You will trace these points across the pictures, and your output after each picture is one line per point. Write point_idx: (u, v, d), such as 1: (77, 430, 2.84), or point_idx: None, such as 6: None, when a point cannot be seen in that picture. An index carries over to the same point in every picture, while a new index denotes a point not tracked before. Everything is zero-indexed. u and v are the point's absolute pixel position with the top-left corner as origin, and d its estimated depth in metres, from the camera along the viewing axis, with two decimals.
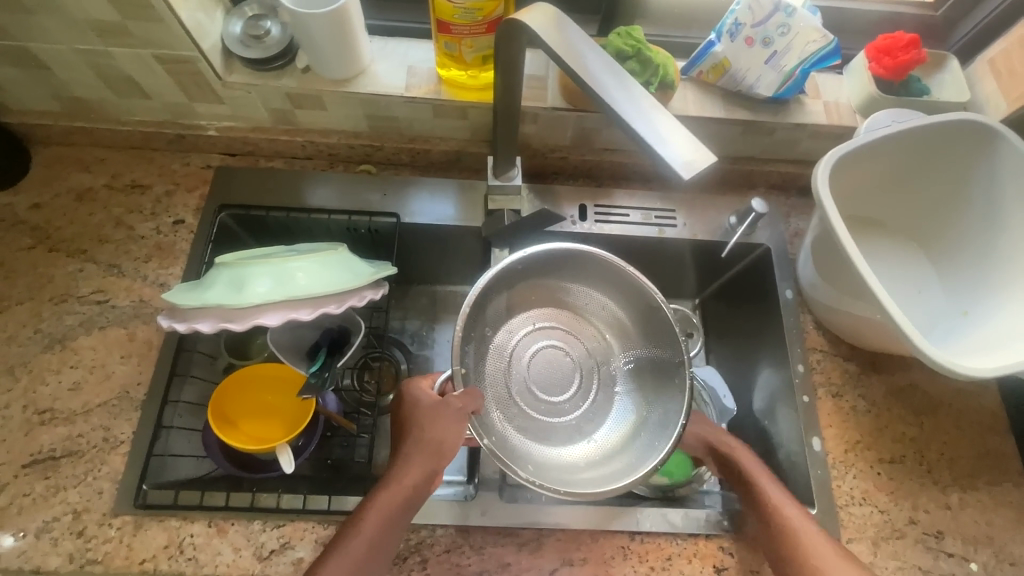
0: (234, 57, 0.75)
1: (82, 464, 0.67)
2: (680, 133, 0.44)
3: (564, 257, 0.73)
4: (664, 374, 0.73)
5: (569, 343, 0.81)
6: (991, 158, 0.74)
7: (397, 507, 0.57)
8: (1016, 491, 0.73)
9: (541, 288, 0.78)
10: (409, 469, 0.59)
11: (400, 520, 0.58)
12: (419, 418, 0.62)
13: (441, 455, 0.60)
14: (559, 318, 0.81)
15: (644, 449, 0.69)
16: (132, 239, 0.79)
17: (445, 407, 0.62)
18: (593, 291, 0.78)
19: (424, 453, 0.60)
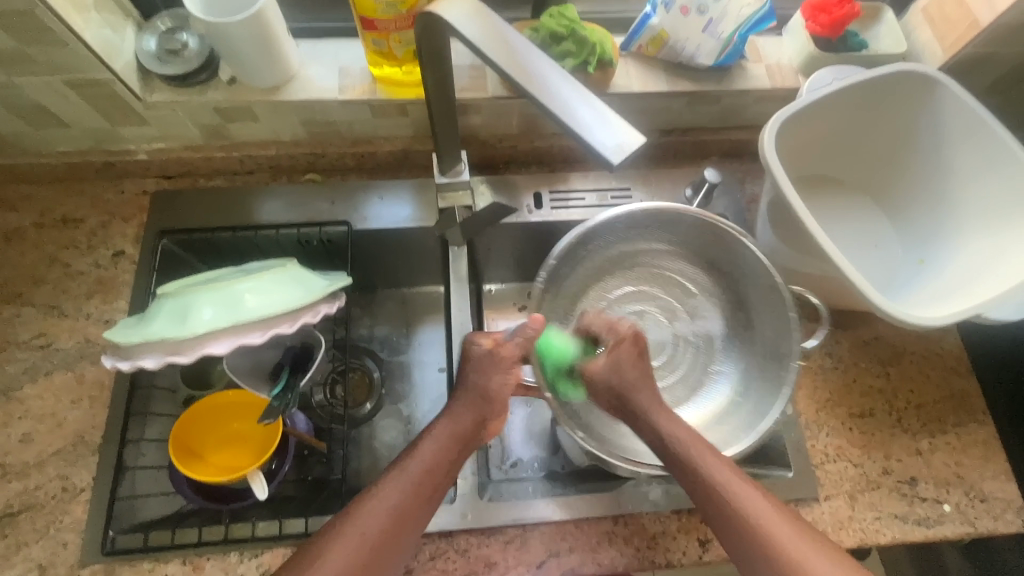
0: (153, 75, 0.71)
1: (43, 517, 0.64)
2: (608, 119, 0.43)
3: (660, 216, 0.74)
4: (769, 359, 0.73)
5: (664, 308, 0.81)
6: (934, 106, 0.74)
7: (445, 449, 0.58)
8: (982, 429, 0.75)
9: (622, 254, 0.79)
10: (463, 412, 0.60)
11: (450, 462, 0.58)
12: (473, 366, 0.63)
13: (486, 400, 0.61)
14: (649, 281, 0.81)
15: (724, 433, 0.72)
16: (70, 276, 0.76)
17: (506, 358, 0.63)
18: (702, 267, 0.79)
19: (479, 397, 0.61)
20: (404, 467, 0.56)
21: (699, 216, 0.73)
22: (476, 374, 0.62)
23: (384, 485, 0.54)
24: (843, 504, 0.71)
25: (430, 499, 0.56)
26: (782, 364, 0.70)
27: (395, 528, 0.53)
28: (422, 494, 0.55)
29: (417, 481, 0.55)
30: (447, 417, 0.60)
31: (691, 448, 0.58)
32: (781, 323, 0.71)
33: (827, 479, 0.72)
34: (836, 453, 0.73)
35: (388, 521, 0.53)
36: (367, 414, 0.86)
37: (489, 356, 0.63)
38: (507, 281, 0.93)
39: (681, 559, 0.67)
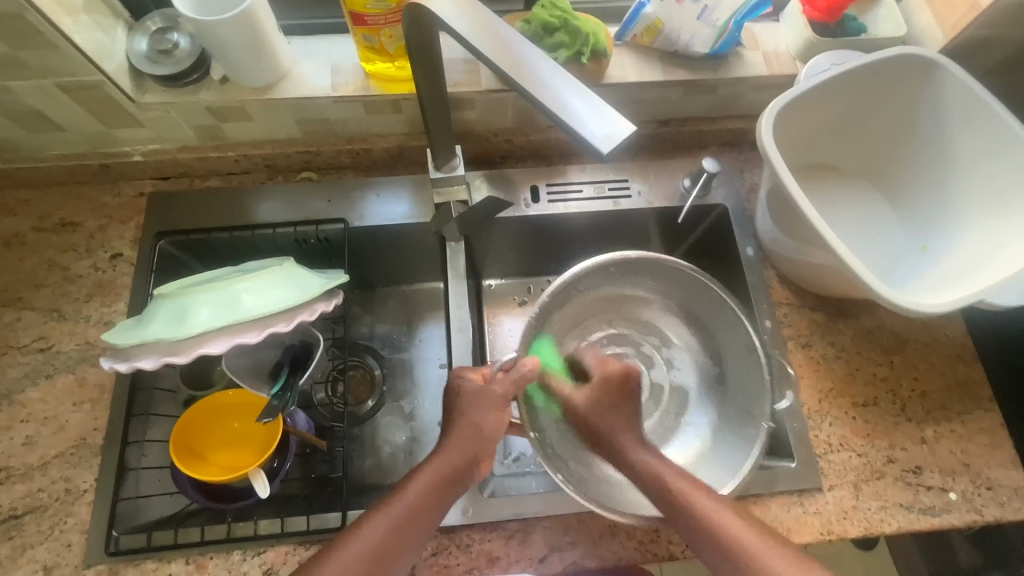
0: (145, 76, 0.71)
1: (47, 519, 0.65)
2: (598, 108, 0.43)
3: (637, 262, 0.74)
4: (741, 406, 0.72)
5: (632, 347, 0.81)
6: (935, 90, 0.73)
7: (434, 487, 0.56)
8: (988, 416, 0.74)
9: (609, 298, 0.79)
10: (453, 448, 0.59)
11: (438, 500, 0.56)
12: (460, 403, 0.62)
13: (479, 437, 0.60)
14: (628, 323, 0.82)
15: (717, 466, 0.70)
16: (69, 280, 0.76)
17: (493, 393, 0.63)
18: (664, 309, 0.80)
19: (472, 430, 0.60)
20: (390, 504, 0.55)
21: (688, 268, 0.73)
22: (470, 409, 0.61)
23: (371, 520, 0.54)
24: (847, 494, 0.70)
25: (414, 539, 0.54)
26: (752, 417, 0.70)
27: (375, 566, 0.51)
28: (407, 532, 0.54)
29: (403, 518, 0.54)
30: (437, 453, 0.59)
31: (658, 468, 0.59)
32: (752, 374, 0.71)
33: (830, 469, 0.71)
34: (839, 442, 0.73)
35: (369, 558, 0.51)
36: (370, 412, 0.86)
37: (475, 394, 0.62)
38: (508, 277, 0.92)
39: (684, 551, 0.67)
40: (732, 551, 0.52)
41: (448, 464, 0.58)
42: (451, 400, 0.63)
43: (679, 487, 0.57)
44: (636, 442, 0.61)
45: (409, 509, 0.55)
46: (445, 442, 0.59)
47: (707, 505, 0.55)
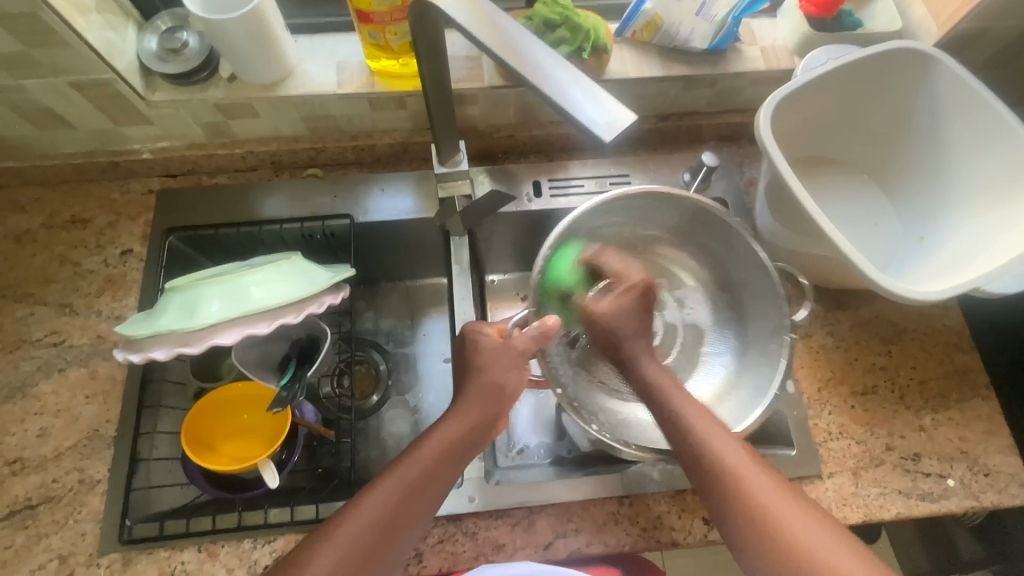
0: (155, 74, 0.72)
1: (61, 509, 0.66)
2: (599, 97, 0.44)
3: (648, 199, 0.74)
4: (758, 341, 0.73)
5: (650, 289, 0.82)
6: (930, 83, 0.74)
7: (443, 453, 0.57)
8: (984, 404, 0.75)
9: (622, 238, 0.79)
10: (464, 413, 0.60)
11: (448, 468, 0.57)
12: (480, 360, 0.62)
13: (498, 395, 0.61)
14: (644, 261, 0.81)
15: (745, 398, 0.70)
16: (80, 275, 0.77)
17: (514, 351, 0.63)
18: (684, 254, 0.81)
19: (485, 393, 0.61)
20: (399, 469, 0.56)
21: (714, 208, 0.73)
22: (488, 364, 0.62)
23: (380, 485, 0.54)
24: (846, 481, 0.71)
25: (422, 505, 0.55)
26: (774, 339, 0.70)
27: (385, 530, 0.52)
28: (416, 498, 0.55)
29: (413, 484, 0.55)
30: (448, 419, 0.60)
31: (693, 418, 0.58)
32: (769, 306, 0.71)
33: (830, 456, 0.72)
34: (839, 430, 0.74)
35: (380, 522, 0.52)
36: (374, 406, 0.87)
37: (495, 349, 0.63)
38: (510, 272, 0.94)
39: (686, 538, 0.68)
40: (771, 527, 0.50)
41: (457, 429, 0.59)
42: (470, 358, 0.63)
43: (731, 461, 0.54)
44: (701, 416, 0.58)
45: (418, 475, 0.55)
46: (457, 408, 0.60)
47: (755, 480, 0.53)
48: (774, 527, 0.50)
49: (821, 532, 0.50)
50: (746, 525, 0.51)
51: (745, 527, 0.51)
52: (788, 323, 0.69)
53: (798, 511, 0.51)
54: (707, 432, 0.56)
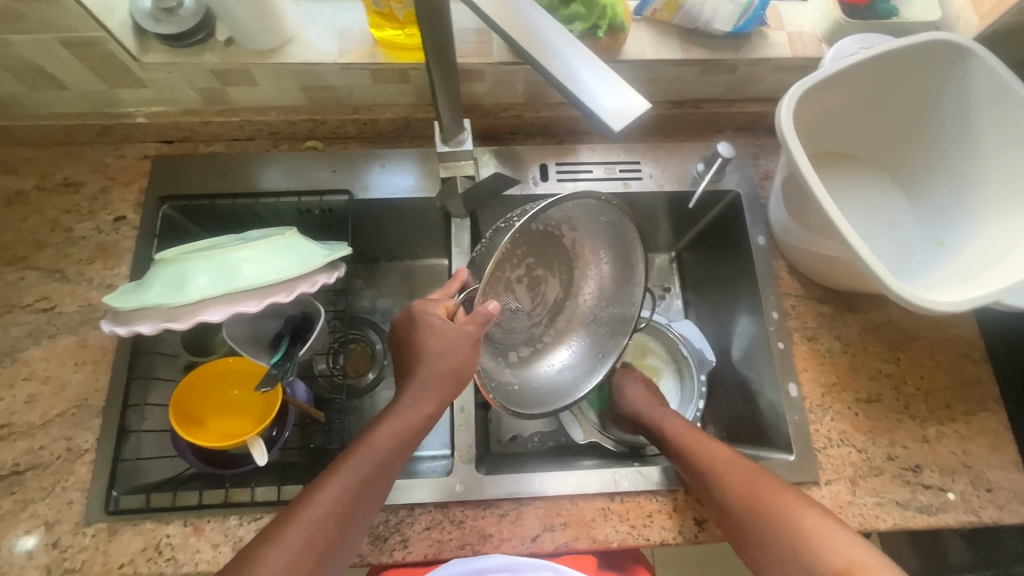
0: (148, 34, 0.69)
1: (48, 477, 0.66)
2: (610, 82, 0.41)
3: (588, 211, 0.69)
4: (608, 324, 0.77)
5: (537, 278, 0.74)
6: (961, 79, 0.70)
7: (400, 440, 0.58)
8: (992, 418, 0.73)
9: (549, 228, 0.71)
10: (421, 404, 0.60)
11: (403, 453, 0.59)
12: (432, 345, 0.60)
13: (456, 382, 0.60)
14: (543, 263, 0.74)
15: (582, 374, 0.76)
16: (72, 241, 0.76)
17: (466, 337, 0.60)
18: (583, 234, 0.73)
19: (439, 381, 0.60)
20: (354, 457, 0.56)
21: (635, 233, 0.72)
22: (435, 342, 0.60)
23: (338, 474, 0.55)
24: (844, 489, 0.70)
25: (378, 491, 0.57)
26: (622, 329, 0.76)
27: (344, 518, 0.54)
28: (372, 484, 0.56)
29: (371, 470, 0.56)
30: (403, 411, 0.59)
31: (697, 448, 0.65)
32: (623, 285, 0.76)
33: (828, 463, 0.71)
34: (839, 437, 0.72)
35: (336, 510, 0.54)
36: (369, 384, 0.86)
37: (442, 342, 0.60)
38: None
39: (676, 537, 0.67)
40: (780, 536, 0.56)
41: (413, 417, 0.59)
42: (422, 338, 0.61)
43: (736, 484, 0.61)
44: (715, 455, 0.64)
45: (373, 465, 0.56)
46: (409, 403, 0.60)
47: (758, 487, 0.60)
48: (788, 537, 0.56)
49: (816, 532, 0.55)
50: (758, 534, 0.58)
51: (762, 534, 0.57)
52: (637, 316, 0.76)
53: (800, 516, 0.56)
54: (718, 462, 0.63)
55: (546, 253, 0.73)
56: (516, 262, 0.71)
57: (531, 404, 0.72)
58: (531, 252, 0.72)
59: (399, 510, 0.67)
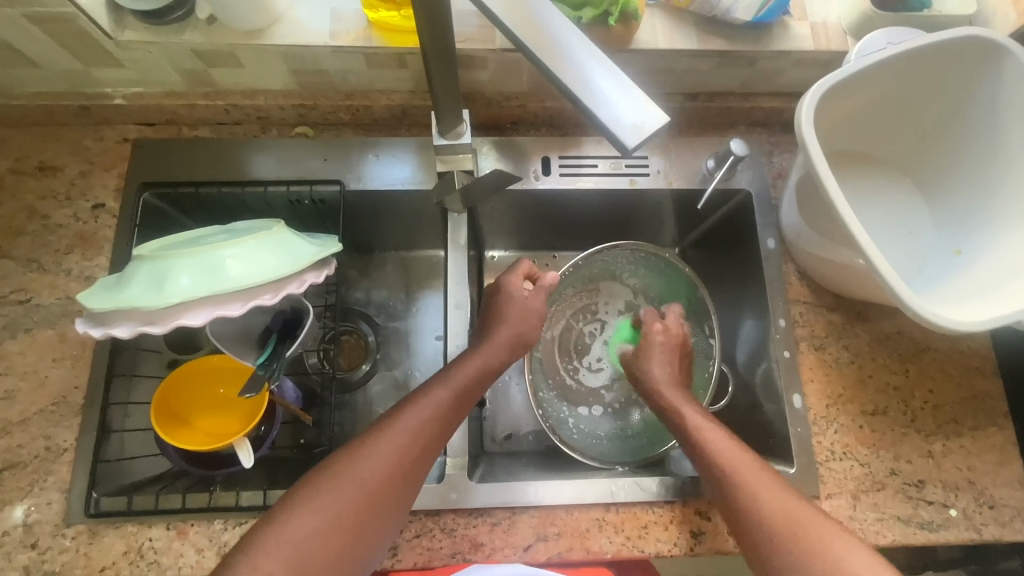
0: (126, 11, 0.64)
1: (27, 476, 0.64)
2: (627, 91, 0.38)
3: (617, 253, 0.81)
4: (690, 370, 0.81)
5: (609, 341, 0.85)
6: (996, 80, 0.65)
7: (476, 376, 0.63)
8: (1001, 434, 0.71)
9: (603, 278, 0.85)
10: (494, 344, 0.66)
11: (478, 386, 0.63)
12: (505, 305, 0.69)
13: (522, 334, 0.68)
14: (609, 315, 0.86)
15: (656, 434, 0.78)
16: (49, 229, 0.72)
17: (535, 305, 0.70)
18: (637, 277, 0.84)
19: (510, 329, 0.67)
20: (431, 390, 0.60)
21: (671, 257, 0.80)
22: (509, 305, 0.69)
23: (428, 395, 0.59)
24: (844, 503, 0.68)
25: (450, 422, 0.59)
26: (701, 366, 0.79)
27: (424, 442, 0.56)
28: (450, 414, 0.59)
29: (451, 398, 0.60)
30: (478, 353, 0.65)
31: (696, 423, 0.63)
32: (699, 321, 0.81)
33: (830, 476, 0.69)
34: (842, 450, 0.70)
35: (415, 436, 0.56)
36: (362, 378, 0.83)
37: (521, 309, 0.69)
38: (512, 249, 0.89)
39: (672, 550, 0.66)
40: (815, 545, 0.50)
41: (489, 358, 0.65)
42: (501, 304, 0.69)
43: (767, 497, 0.54)
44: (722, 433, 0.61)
45: (450, 394, 0.60)
46: (484, 347, 0.65)
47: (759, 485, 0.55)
48: (826, 553, 0.49)
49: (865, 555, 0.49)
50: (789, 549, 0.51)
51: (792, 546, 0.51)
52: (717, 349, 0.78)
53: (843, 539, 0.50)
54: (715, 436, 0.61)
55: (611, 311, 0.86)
56: (589, 316, 0.85)
57: (572, 435, 0.78)
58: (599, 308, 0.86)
59: None
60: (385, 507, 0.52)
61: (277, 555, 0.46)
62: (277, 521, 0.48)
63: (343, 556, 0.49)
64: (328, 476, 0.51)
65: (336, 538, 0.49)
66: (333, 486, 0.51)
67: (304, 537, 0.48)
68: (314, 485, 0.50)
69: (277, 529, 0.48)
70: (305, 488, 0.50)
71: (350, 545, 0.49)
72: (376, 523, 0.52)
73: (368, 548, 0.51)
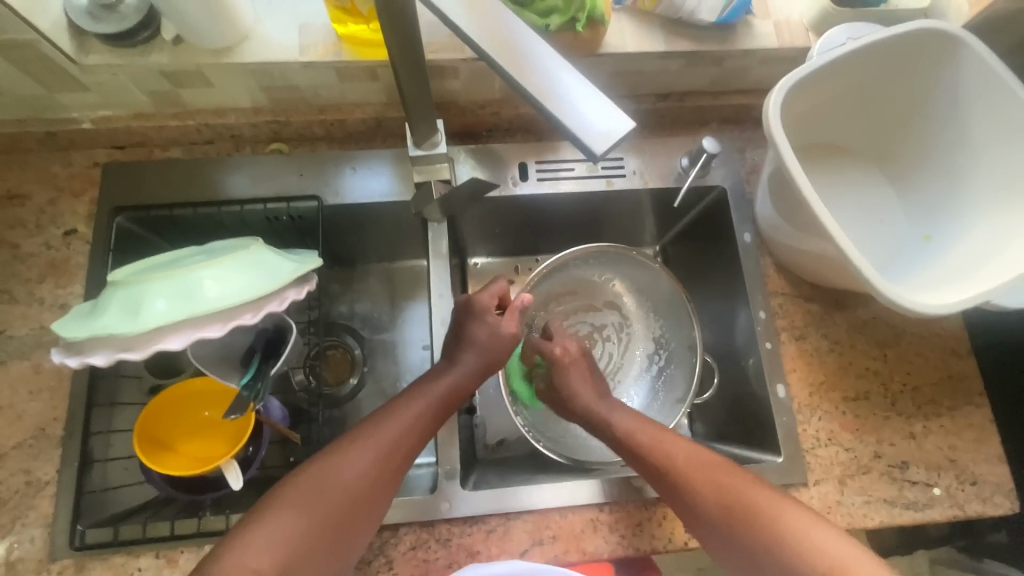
0: (88, 34, 0.64)
1: (7, 513, 0.62)
2: (595, 99, 0.38)
3: (600, 254, 0.82)
4: (677, 365, 0.81)
5: (593, 339, 0.86)
6: (952, 71, 0.67)
7: (450, 395, 0.64)
8: (977, 412, 0.73)
9: (584, 277, 0.85)
10: (467, 365, 0.66)
11: (448, 405, 0.64)
12: (479, 331, 0.67)
13: (493, 356, 0.67)
14: (590, 313, 0.86)
15: None
16: (20, 259, 0.70)
17: (507, 330, 0.68)
18: (617, 274, 0.85)
19: (485, 350, 0.67)
20: (412, 399, 0.62)
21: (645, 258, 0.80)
22: (480, 329, 0.67)
23: (397, 412, 0.61)
24: (832, 489, 0.69)
25: (429, 429, 0.63)
26: (688, 362, 0.79)
27: (405, 448, 0.59)
28: (418, 431, 0.61)
29: (421, 417, 0.62)
30: (454, 368, 0.65)
31: (616, 418, 0.66)
32: (679, 319, 0.81)
33: (817, 463, 0.70)
34: (827, 437, 0.71)
35: (397, 442, 0.59)
36: (351, 391, 0.83)
37: (491, 334, 0.67)
38: (495, 255, 0.89)
39: (667, 545, 0.66)
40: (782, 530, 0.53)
41: (463, 380, 0.65)
42: (470, 326, 0.67)
43: (697, 470, 0.58)
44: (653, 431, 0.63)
45: (429, 403, 0.63)
46: (457, 368, 0.65)
47: (693, 456, 0.60)
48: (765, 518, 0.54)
49: (804, 518, 0.53)
50: (720, 525, 0.55)
51: (722, 517, 0.55)
52: (698, 353, 0.78)
53: (775, 505, 0.55)
54: (647, 427, 0.64)
55: (593, 309, 0.86)
56: (574, 319, 0.86)
57: (560, 441, 0.78)
58: (580, 308, 0.86)
59: (383, 531, 0.65)
60: (367, 509, 0.56)
61: (261, 553, 0.50)
62: (261, 520, 0.52)
63: (325, 555, 0.53)
64: (313, 481, 0.54)
65: (315, 541, 0.52)
66: (296, 507, 0.53)
67: (289, 537, 0.51)
68: (273, 507, 0.53)
69: (262, 528, 0.51)
70: (290, 489, 0.54)
71: (330, 545, 0.53)
72: (354, 524, 0.55)
73: (348, 545, 0.55)
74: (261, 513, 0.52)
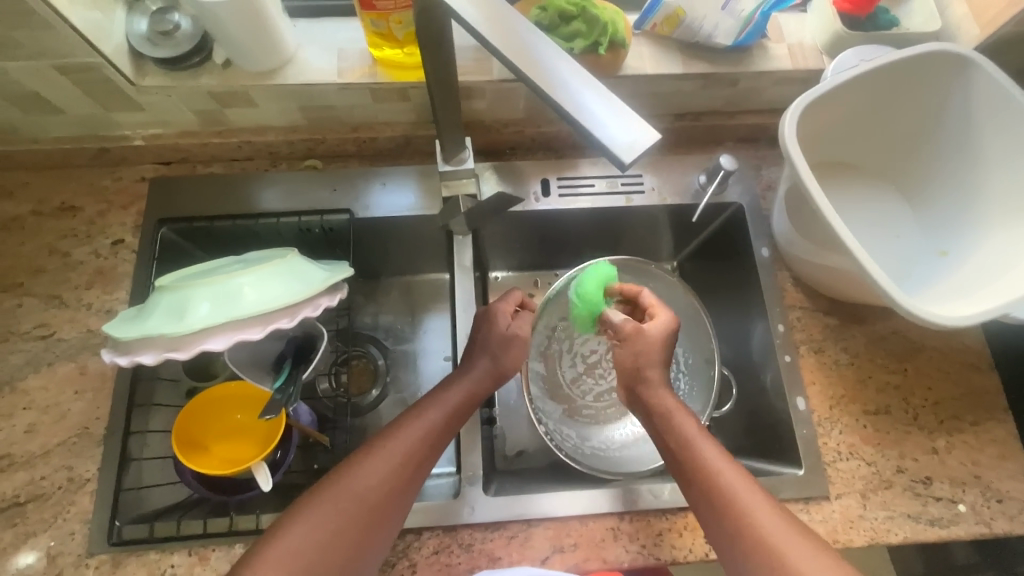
0: (144, 58, 0.69)
1: (49, 508, 0.65)
2: (620, 114, 0.41)
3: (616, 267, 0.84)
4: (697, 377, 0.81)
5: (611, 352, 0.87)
6: (963, 88, 0.70)
7: (464, 401, 0.65)
8: (1001, 428, 0.73)
9: None
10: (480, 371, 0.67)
11: (463, 412, 0.65)
12: (492, 338, 0.68)
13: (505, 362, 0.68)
14: None
15: None
16: (70, 266, 0.75)
17: (517, 333, 0.69)
18: None
19: (496, 357, 0.68)
20: (425, 409, 0.63)
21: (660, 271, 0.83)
22: (494, 335, 0.69)
23: (413, 421, 0.62)
24: (854, 503, 0.69)
25: (445, 436, 0.64)
26: (707, 373, 0.80)
27: (420, 456, 0.60)
28: (432, 440, 0.62)
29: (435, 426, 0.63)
30: (467, 376, 0.67)
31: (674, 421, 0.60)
32: (697, 330, 0.82)
33: (838, 477, 0.70)
34: (848, 450, 0.71)
35: (411, 453, 0.60)
36: (373, 402, 0.85)
37: (501, 339, 0.68)
38: (513, 269, 0.92)
39: (688, 555, 0.66)
40: None
41: (475, 387, 0.66)
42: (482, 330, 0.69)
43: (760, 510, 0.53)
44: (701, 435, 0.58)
45: (444, 411, 0.64)
46: (470, 373, 0.67)
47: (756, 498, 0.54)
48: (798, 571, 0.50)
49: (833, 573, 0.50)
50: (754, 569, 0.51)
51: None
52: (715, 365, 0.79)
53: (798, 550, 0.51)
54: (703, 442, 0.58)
55: None
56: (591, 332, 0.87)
57: (580, 452, 0.78)
58: None
59: (406, 535, 0.66)
60: (383, 518, 0.57)
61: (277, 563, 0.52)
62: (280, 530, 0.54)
63: (345, 561, 0.54)
64: (331, 492, 0.56)
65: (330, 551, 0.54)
66: (311, 517, 0.55)
67: (306, 544, 0.53)
68: (291, 518, 0.55)
69: (282, 539, 0.53)
70: (307, 501, 0.56)
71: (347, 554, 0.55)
72: (371, 534, 0.56)
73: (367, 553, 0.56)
74: (280, 524, 0.55)
